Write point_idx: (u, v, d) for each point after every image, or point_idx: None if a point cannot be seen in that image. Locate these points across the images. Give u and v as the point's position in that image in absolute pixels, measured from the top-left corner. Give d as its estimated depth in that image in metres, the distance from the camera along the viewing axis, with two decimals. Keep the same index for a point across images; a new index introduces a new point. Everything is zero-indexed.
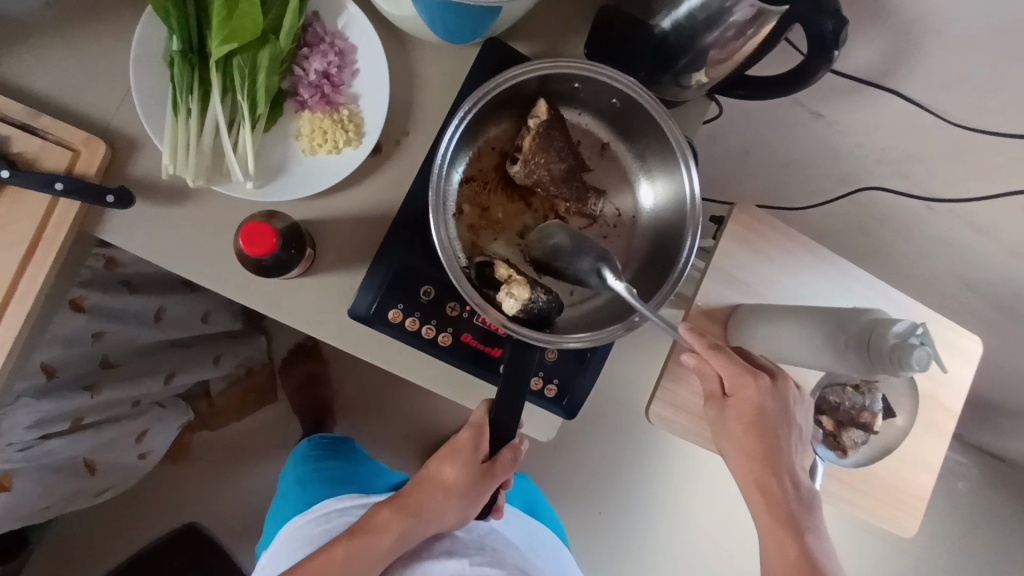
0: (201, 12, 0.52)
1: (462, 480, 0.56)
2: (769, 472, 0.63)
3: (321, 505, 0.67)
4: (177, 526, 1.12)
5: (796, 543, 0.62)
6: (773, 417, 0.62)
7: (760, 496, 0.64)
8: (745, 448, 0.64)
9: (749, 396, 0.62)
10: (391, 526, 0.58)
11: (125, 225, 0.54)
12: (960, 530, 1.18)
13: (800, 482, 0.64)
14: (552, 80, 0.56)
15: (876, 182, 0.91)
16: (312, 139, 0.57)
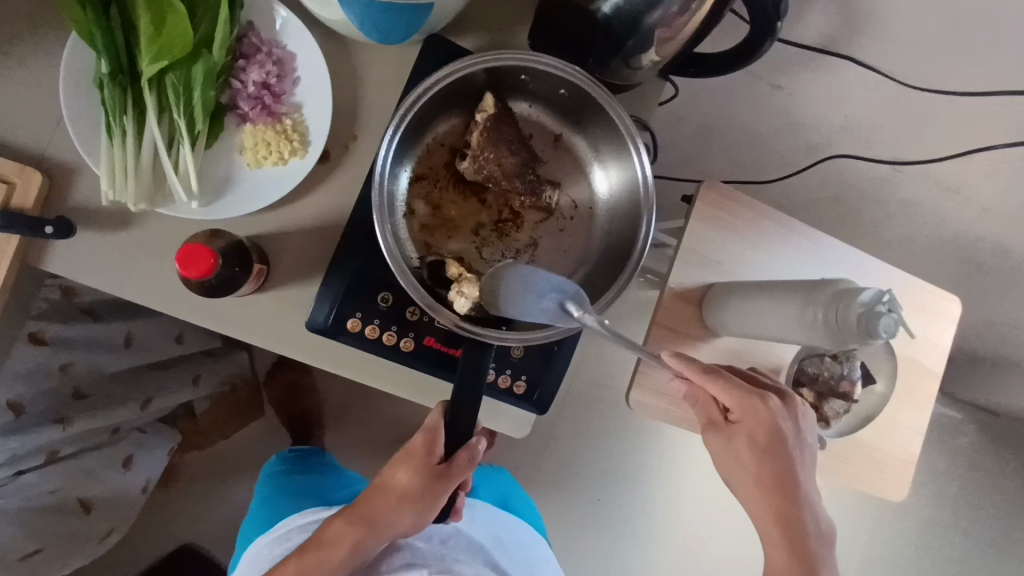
0: (128, 29, 0.50)
1: (415, 486, 0.51)
2: (786, 505, 0.58)
3: (284, 522, 0.64)
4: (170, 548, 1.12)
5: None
6: (785, 441, 0.58)
7: (779, 531, 0.58)
8: (759, 478, 0.58)
9: (757, 420, 0.57)
10: (344, 538, 0.54)
11: (68, 255, 0.53)
12: (957, 490, 1.17)
13: (820, 519, 0.59)
14: (497, 73, 0.54)
15: (838, 148, 0.92)
16: (256, 152, 0.55)
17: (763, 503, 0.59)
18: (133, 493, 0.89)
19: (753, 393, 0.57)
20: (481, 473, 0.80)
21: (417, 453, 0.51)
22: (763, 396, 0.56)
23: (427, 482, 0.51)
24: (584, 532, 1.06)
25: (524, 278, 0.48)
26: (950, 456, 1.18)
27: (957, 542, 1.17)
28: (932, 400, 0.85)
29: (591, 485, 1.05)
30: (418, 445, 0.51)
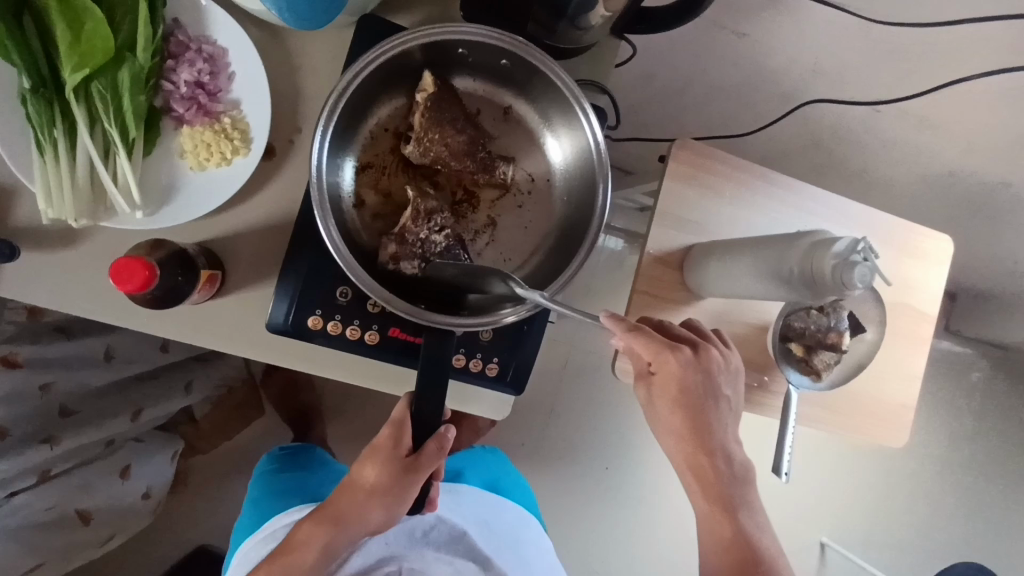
0: (46, 40, 0.49)
1: (382, 482, 0.51)
2: (700, 453, 0.58)
3: (270, 524, 0.64)
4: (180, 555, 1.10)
5: (730, 522, 0.58)
6: (699, 391, 0.56)
7: (695, 483, 0.59)
8: (677, 428, 0.58)
9: (672, 373, 0.56)
10: (312, 541, 0.54)
11: (17, 277, 0.52)
12: (940, 413, 1.24)
13: (732, 458, 0.59)
14: (434, 49, 0.52)
15: (814, 92, 0.87)
16: (197, 154, 0.54)
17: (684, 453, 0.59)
18: (133, 502, 0.89)
19: (663, 346, 0.54)
20: (475, 456, 0.80)
21: (383, 447, 0.50)
22: (673, 350, 0.54)
23: (397, 476, 0.50)
24: (590, 499, 1.13)
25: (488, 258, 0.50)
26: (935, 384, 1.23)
27: (939, 458, 1.25)
28: (928, 341, 0.80)
29: (597, 453, 1.13)
30: (384, 440, 0.50)
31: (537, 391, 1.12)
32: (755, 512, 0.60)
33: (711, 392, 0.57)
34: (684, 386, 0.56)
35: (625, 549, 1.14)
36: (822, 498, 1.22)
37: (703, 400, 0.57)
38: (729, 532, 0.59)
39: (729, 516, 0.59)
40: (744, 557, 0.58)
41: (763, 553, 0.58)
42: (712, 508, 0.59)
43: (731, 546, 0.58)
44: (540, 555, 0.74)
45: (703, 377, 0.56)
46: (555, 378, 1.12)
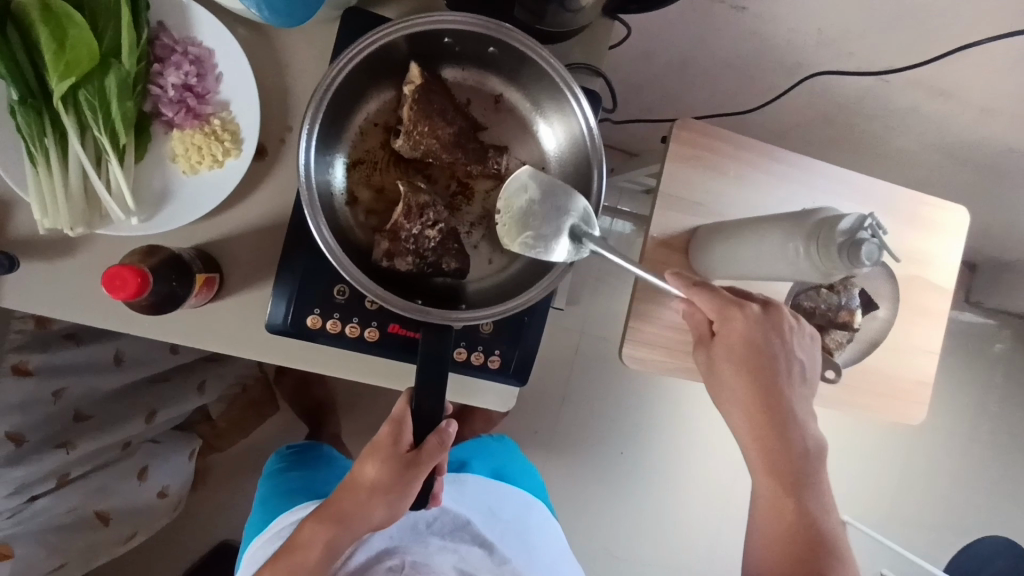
0: (30, 49, 0.48)
1: (383, 479, 0.51)
2: (769, 424, 0.54)
3: (276, 522, 0.65)
4: (200, 554, 1.10)
5: (795, 499, 0.53)
6: (768, 354, 0.54)
7: (759, 456, 0.55)
8: (744, 397, 0.54)
9: (737, 331, 0.54)
10: (316, 539, 0.54)
11: (17, 288, 0.52)
12: (953, 383, 1.23)
13: (805, 432, 0.55)
14: (419, 40, 0.51)
15: (817, 66, 0.78)
16: (189, 158, 0.53)
17: (751, 426, 0.55)
18: (149, 502, 0.90)
19: (730, 301, 0.54)
20: (482, 445, 0.80)
21: (383, 444, 0.50)
22: (742, 303, 0.53)
23: (398, 474, 0.50)
24: (607, 483, 1.13)
25: (556, 204, 0.51)
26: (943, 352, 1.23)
27: (955, 430, 1.24)
28: (943, 316, 0.77)
29: (612, 439, 1.13)
30: (384, 438, 0.50)
31: (548, 379, 1.12)
32: (818, 495, 0.54)
33: (780, 354, 0.54)
34: (752, 343, 0.54)
35: (643, 532, 1.14)
36: (844, 478, 1.21)
37: (774, 364, 0.54)
38: (792, 514, 0.53)
39: (790, 492, 0.54)
40: (807, 536, 0.53)
41: (828, 540, 0.53)
42: (773, 486, 0.54)
43: (788, 527, 0.53)
44: (548, 541, 0.73)
45: (774, 338, 0.54)
46: (567, 365, 1.12)
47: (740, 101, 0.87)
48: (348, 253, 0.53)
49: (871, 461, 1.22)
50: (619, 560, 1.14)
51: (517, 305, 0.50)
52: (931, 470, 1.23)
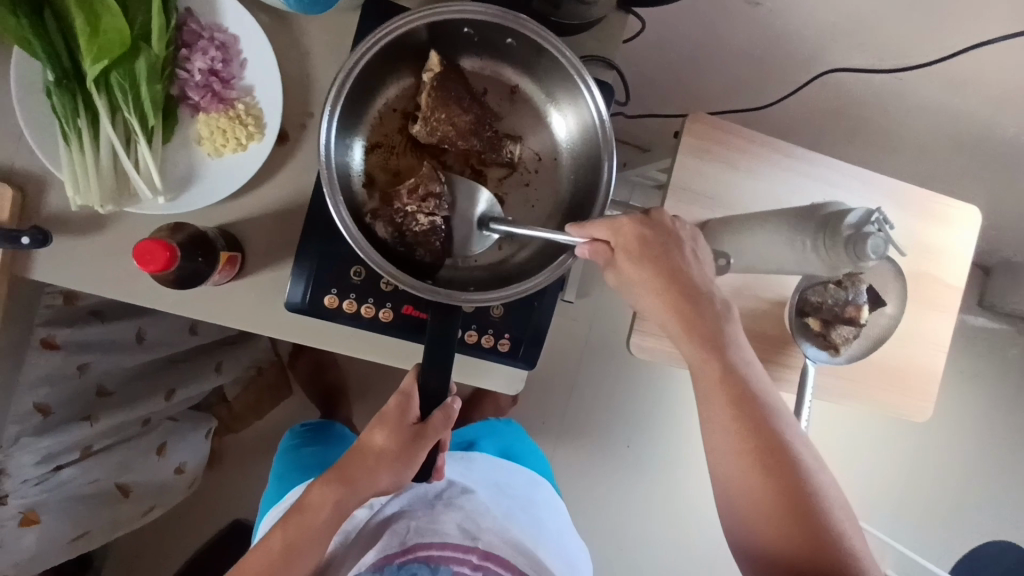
0: (66, 33, 0.51)
1: (391, 449, 0.52)
2: (679, 301, 0.52)
3: (290, 494, 0.68)
4: (212, 533, 1.12)
5: (720, 359, 0.51)
6: (665, 254, 0.52)
7: (679, 332, 0.52)
8: (650, 288, 0.52)
9: (630, 234, 0.52)
10: (325, 501, 0.54)
11: (48, 262, 0.55)
12: (963, 385, 1.23)
13: (713, 297, 0.53)
14: (440, 29, 0.53)
15: (837, 62, 0.78)
16: (213, 140, 0.55)
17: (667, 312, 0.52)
18: (166, 477, 0.92)
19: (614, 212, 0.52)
20: (488, 427, 0.82)
21: (391, 416, 0.52)
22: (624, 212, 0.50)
23: (405, 445, 0.52)
24: (613, 473, 1.15)
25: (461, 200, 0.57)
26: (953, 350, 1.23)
27: (964, 430, 1.24)
28: (955, 312, 0.77)
29: (619, 431, 1.14)
30: (392, 409, 0.52)
31: (556, 369, 1.14)
32: (765, 398, 0.51)
33: (673, 241, 0.53)
34: (646, 241, 0.52)
35: (648, 523, 1.15)
36: (848, 477, 1.22)
37: (674, 253, 0.52)
38: (718, 372, 0.51)
39: (719, 359, 0.51)
40: (740, 394, 0.50)
41: (783, 422, 0.50)
42: (698, 354, 0.51)
43: (727, 393, 0.50)
44: (554, 517, 0.72)
45: (666, 227, 0.53)
46: (577, 354, 1.14)
47: (756, 96, 0.88)
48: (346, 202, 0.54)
49: (877, 458, 1.22)
50: (625, 549, 1.15)
51: (521, 289, 0.51)
52: (938, 471, 1.23)
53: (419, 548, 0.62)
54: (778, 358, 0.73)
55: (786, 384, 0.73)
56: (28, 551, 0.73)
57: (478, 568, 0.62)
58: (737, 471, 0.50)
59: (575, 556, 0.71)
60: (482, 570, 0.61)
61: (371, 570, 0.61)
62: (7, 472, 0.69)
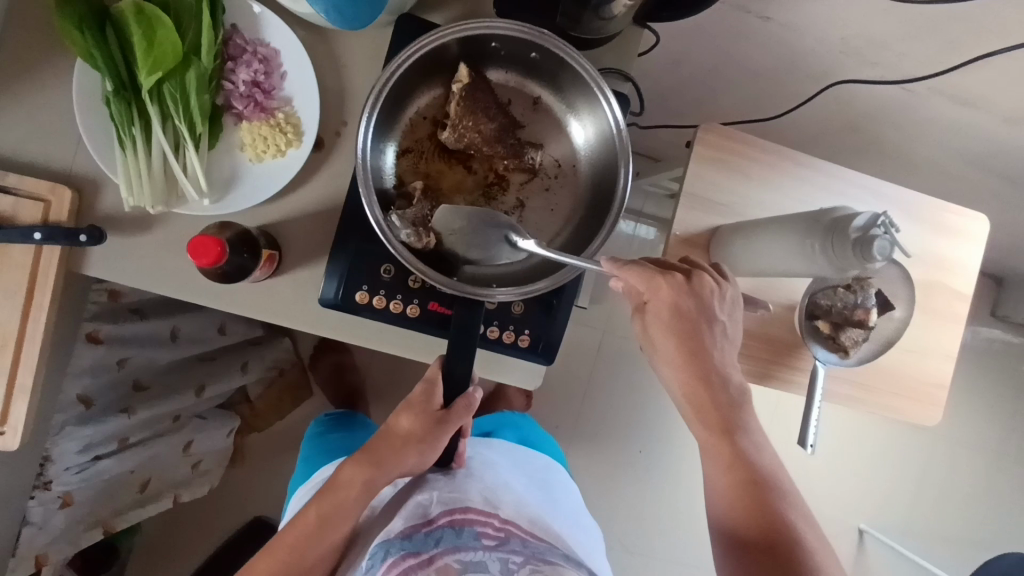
0: (124, 47, 0.55)
1: (416, 432, 0.56)
2: (696, 380, 0.57)
3: (317, 474, 0.71)
4: (234, 530, 1.15)
5: (730, 445, 0.57)
6: (690, 314, 0.55)
7: (691, 409, 0.58)
8: (674, 358, 0.57)
9: (663, 298, 0.55)
10: (356, 480, 0.57)
11: (102, 258, 0.59)
12: (973, 397, 1.24)
13: (728, 381, 0.57)
14: (469, 43, 0.57)
15: (847, 75, 0.80)
16: (255, 147, 0.59)
17: (683, 382, 0.57)
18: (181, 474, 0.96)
19: (648, 270, 0.55)
20: (506, 420, 0.85)
21: (417, 401, 0.55)
22: (662, 274, 0.53)
23: (430, 429, 0.55)
24: (625, 478, 1.17)
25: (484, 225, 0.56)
26: (965, 360, 1.24)
27: (974, 442, 1.24)
28: (964, 321, 0.79)
29: (631, 437, 1.17)
30: (418, 395, 0.55)
31: (571, 375, 1.16)
32: (770, 473, 0.57)
33: (704, 315, 0.56)
34: (678, 311, 0.55)
35: (660, 530, 1.17)
36: (859, 487, 1.23)
37: (698, 326, 0.56)
38: (728, 454, 0.57)
39: (728, 445, 0.57)
40: (747, 476, 0.56)
41: (784, 493, 0.56)
42: (709, 434, 0.58)
43: (733, 474, 0.56)
44: (569, 496, 0.76)
45: (697, 302, 0.55)
46: (590, 359, 1.16)
47: (766, 106, 0.91)
48: (373, 194, 0.56)
49: (888, 469, 1.23)
50: (637, 554, 1.16)
51: (534, 287, 0.55)
52: (948, 483, 1.24)
53: (444, 514, 0.63)
54: (789, 360, 0.75)
55: (795, 386, 0.75)
56: (57, 532, 0.78)
57: (501, 529, 0.64)
58: (733, 539, 0.55)
59: (588, 527, 0.75)
60: (505, 531, 0.64)
61: (399, 538, 0.61)
62: (52, 457, 0.73)
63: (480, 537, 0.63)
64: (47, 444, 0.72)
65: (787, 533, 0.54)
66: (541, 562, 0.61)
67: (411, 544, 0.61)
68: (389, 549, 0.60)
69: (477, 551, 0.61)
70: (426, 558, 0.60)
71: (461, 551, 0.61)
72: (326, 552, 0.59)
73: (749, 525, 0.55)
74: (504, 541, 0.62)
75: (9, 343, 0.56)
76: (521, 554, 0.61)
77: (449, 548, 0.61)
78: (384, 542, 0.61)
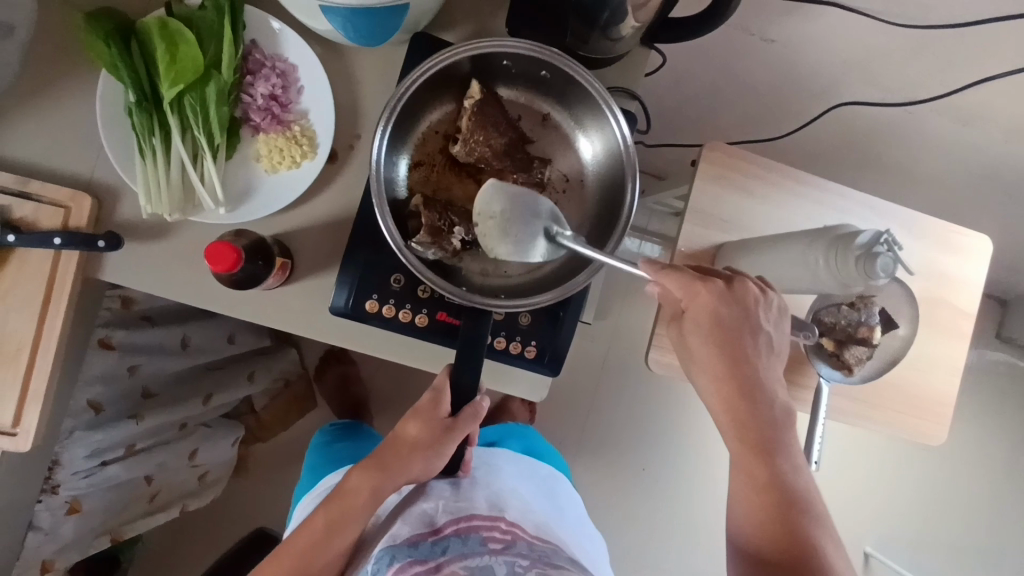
0: (147, 60, 0.56)
1: (425, 438, 0.56)
2: (734, 391, 0.57)
3: (323, 482, 0.71)
4: (236, 542, 1.15)
5: (768, 462, 0.56)
6: (734, 323, 0.56)
7: (727, 421, 0.58)
8: (715, 368, 0.57)
9: (705, 306, 0.56)
10: (363, 486, 0.58)
11: (118, 265, 0.60)
12: (981, 416, 1.24)
13: (767, 395, 0.58)
14: (482, 60, 0.59)
15: (848, 95, 0.81)
16: (271, 158, 0.61)
17: (722, 394, 0.58)
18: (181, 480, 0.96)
19: (695, 278, 0.55)
20: (511, 430, 0.85)
21: (424, 409, 0.56)
22: (705, 280, 0.54)
23: (437, 436, 0.56)
24: (630, 494, 1.16)
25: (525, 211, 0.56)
26: (969, 380, 1.24)
27: (983, 462, 1.24)
28: (968, 338, 0.79)
29: (634, 453, 1.16)
30: (425, 403, 0.56)
31: (575, 390, 1.17)
32: (805, 494, 0.56)
33: (747, 326, 0.56)
34: (719, 319, 0.56)
35: (664, 548, 1.16)
36: (865, 508, 1.22)
37: (739, 336, 0.57)
38: (764, 472, 0.56)
39: (765, 462, 0.56)
40: (782, 497, 0.56)
41: (817, 515, 0.56)
42: (745, 450, 0.57)
43: (768, 492, 0.56)
44: (574, 505, 0.76)
45: (739, 311, 0.56)
46: (595, 374, 1.17)
47: (771, 125, 0.92)
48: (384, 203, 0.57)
49: (894, 489, 1.22)
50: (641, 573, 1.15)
51: (540, 299, 0.56)
52: (956, 503, 1.23)
53: (450, 522, 0.63)
54: (795, 378, 0.75)
55: (801, 403, 0.76)
56: (65, 539, 0.79)
57: (507, 532, 0.63)
58: (771, 559, 0.55)
59: (593, 535, 0.75)
60: (512, 534, 0.63)
61: (405, 545, 0.61)
62: (61, 461, 0.74)
63: (486, 542, 0.62)
64: (55, 448, 0.73)
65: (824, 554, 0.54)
66: (547, 565, 0.58)
67: (419, 552, 0.61)
68: (395, 555, 0.60)
69: (483, 557, 0.60)
70: (433, 565, 0.59)
71: (468, 557, 0.60)
72: (333, 559, 0.59)
73: (787, 543, 0.54)
74: (511, 543, 0.62)
75: (25, 346, 0.57)
76: (527, 555, 0.60)
77: (456, 555, 0.60)
78: (390, 548, 0.61)
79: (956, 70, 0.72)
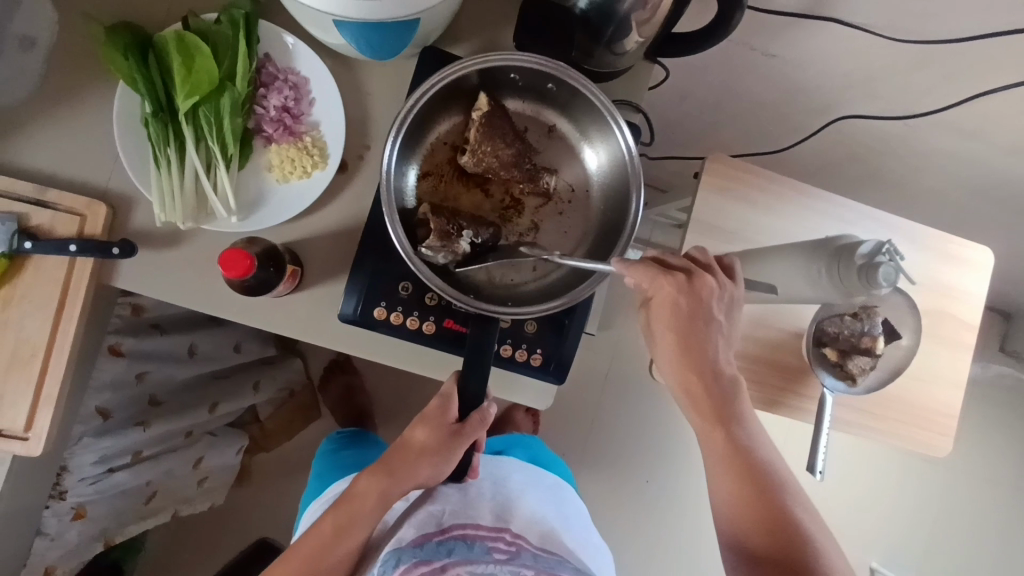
0: (164, 73, 0.58)
1: (432, 444, 0.57)
2: (691, 370, 0.58)
3: (330, 488, 0.72)
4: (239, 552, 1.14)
5: (724, 431, 0.57)
6: (693, 313, 0.56)
7: (685, 397, 0.59)
8: (674, 351, 0.58)
9: (665, 296, 0.56)
10: (371, 491, 0.58)
11: (131, 272, 0.61)
12: (985, 429, 1.24)
13: (721, 372, 0.58)
14: (489, 73, 0.60)
15: (850, 109, 0.83)
16: (283, 168, 0.62)
17: (681, 375, 0.58)
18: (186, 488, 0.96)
19: (653, 270, 0.56)
20: (516, 440, 0.85)
21: (432, 414, 0.56)
22: (662, 274, 0.55)
23: (444, 441, 0.56)
24: (633, 506, 1.16)
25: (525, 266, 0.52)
26: (974, 395, 1.24)
27: (987, 475, 1.23)
28: (971, 350, 0.80)
29: (637, 464, 1.16)
30: (434, 409, 0.56)
31: (579, 401, 1.17)
32: (771, 465, 0.57)
33: (703, 313, 0.56)
34: (677, 308, 0.56)
35: (667, 561, 1.15)
36: (871, 521, 1.21)
37: (697, 322, 0.57)
38: (721, 442, 0.57)
39: (721, 433, 0.57)
40: (744, 463, 0.56)
41: (786, 483, 0.56)
42: (704, 422, 0.58)
43: (729, 463, 0.57)
44: (579, 516, 0.76)
45: (697, 301, 0.56)
46: (598, 385, 1.17)
47: (773, 138, 0.93)
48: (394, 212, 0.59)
49: (899, 502, 1.22)
50: None
51: (547, 306, 0.56)
52: (962, 517, 1.22)
53: (457, 527, 0.64)
54: (799, 387, 0.75)
55: (805, 413, 0.76)
56: (70, 544, 0.80)
57: (512, 543, 0.64)
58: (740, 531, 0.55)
59: (598, 549, 0.75)
60: (516, 545, 0.64)
61: (411, 547, 0.62)
62: (70, 467, 0.74)
63: (491, 551, 0.63)
64: (65, 454, 0.73)
65: (792, 523, 0.54)
66: None
67: (425, 552, 0.62)
68: (401, 557, 0.61)
69: (488, 564, 0.61)
70: (438, 567, 0.61)
71: (474, 563, 0.61)
72: (340, 564, 0.59)
73: (750, 515, 0.55)
74: (516, 555, 0.63)
75: (39, 351, 0.58)
76: (533, 567, 0.61)
77: (461, 560, 0.61)
78: (396, 550, 0.61)
79: (956, 85, 0.74)
